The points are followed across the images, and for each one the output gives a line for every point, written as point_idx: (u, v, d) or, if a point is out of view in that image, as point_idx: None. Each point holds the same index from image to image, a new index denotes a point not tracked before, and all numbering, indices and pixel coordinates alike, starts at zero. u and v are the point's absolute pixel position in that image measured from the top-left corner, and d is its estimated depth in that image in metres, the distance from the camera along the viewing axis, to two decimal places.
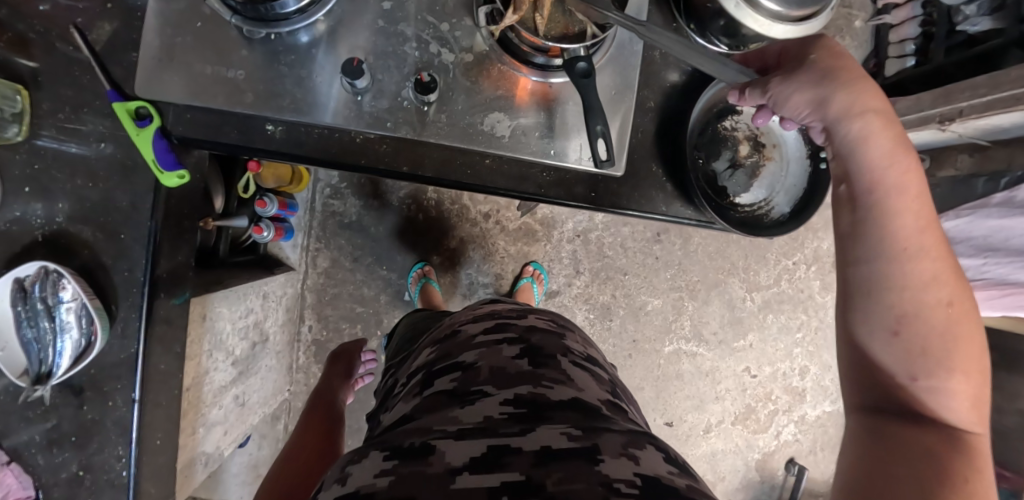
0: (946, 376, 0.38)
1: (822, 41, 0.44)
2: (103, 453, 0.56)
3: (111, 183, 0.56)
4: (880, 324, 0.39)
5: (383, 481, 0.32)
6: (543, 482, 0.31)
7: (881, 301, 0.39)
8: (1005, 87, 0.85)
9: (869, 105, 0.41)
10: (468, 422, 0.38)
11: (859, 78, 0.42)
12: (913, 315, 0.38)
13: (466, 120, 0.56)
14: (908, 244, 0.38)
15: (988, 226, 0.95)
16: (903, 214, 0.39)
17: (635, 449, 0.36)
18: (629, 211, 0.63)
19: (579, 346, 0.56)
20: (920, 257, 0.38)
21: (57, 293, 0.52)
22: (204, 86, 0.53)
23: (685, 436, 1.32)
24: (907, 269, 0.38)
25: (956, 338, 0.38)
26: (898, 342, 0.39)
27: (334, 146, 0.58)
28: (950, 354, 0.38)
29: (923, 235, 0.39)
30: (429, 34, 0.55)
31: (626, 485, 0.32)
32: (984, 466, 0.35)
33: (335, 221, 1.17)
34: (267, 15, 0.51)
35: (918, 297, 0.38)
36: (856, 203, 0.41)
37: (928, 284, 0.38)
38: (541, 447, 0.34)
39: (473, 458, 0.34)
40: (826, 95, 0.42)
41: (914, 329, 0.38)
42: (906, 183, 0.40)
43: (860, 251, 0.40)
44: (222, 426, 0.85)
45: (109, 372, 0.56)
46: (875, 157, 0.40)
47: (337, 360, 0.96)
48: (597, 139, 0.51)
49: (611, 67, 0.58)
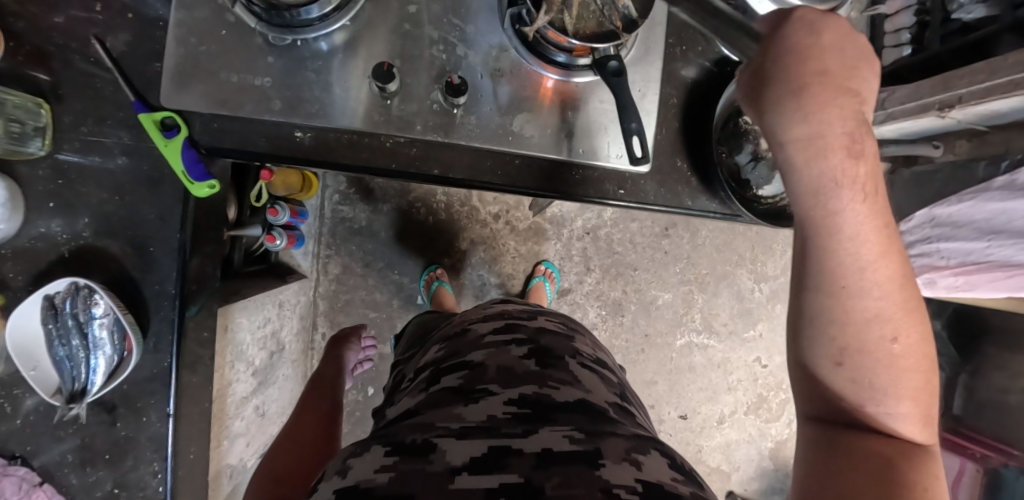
0: (894, 402, 0.38)
1: (790, 10, 0.34)
2: (138, 470, 0.55)
3: (137, 196, 0.55)
4: (823, 355, 0.38)
5: (383, 477, 0.33)
6: (542, 485, 0.32)
7: (828, 334, 0.38)
8: (1002, 73, 0.87)
9: (791, 109, 0.34)
10: (471, 420, 0.39)
11: (800, 69, 0.34)
12: (860, 351, 0.37)
13: (495, 122, 0.56)
14: (846, 282, 0.36)
15: (990, 210, 0.97)
16: (853, 247, 0.36)
17: (637, 455, 0.37)
18: (657, 207, 0.63)
19: (588, 349, 0.57)
20: (865, 294, 0.36)
21: (88, 309, 0.52)
22: (230, 95, 0.53)
23: (699, 428, 1.33)
24: (845, 306, 0.37)
25: (902, 368, 0.38)
26: (840, 372, 0.38)
27: (364, 150, 0.58)
28: (898, 381, 0.38)
29: (872, 271, 0.36)
30: (454, 36, 0.55)
31: (627, 491, 0.32)
32: (936, 472, 0.35)
33: (344, 227, 1.16)
34: (292, 21, 0.51)
35: (864, 333, 0.37)
36: (804, 235, 0.37)
37: (871, 321, 0.37)
38: (543, 450, 0.35)
39: (473, 458, 0.34)
40: (763, 100, 0.36)
41: (870, 364, 0.37)
42: (858, 219, 0.35)
43: (807, 280, 0.38)
44: (244, 438, 0.85)
45: (142, 387, 0.55)
46: (805, 185, 0.36)
47: (337, 344, 0.95)
48: (631, 136, 0.50)
49: (636, 64, 0.58)
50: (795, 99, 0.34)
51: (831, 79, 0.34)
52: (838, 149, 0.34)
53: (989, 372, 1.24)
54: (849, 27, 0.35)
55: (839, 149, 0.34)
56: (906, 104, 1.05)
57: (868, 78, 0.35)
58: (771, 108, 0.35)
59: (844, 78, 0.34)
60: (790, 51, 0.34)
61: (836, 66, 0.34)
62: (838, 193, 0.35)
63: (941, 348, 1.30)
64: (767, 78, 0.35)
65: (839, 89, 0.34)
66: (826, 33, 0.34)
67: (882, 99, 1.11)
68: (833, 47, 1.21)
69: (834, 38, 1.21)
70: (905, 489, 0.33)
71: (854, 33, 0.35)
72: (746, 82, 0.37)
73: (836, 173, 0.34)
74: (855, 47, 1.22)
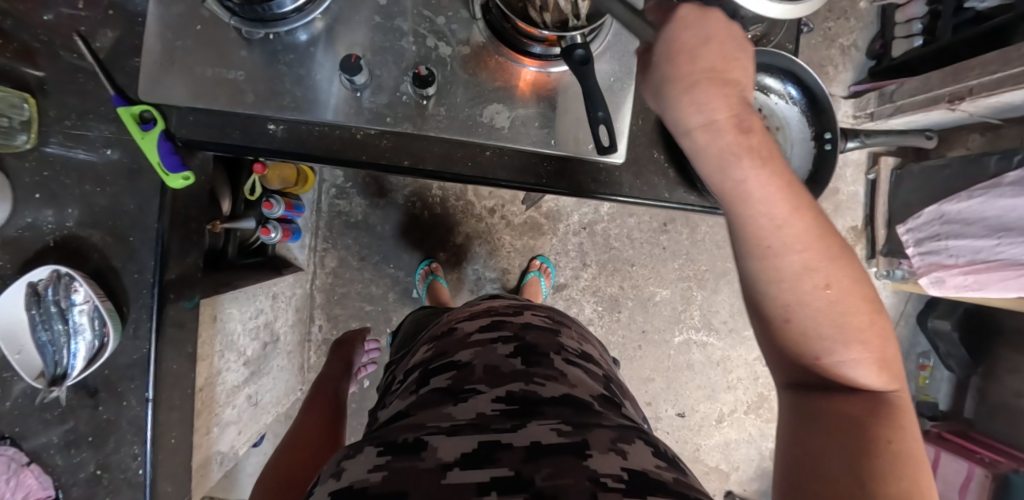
0: (846, 348, 0.39)
1: (675, 12, 0.43)
2: (119, 452, 0.57)
3: (118, 187, 0.57)
4: (771, 317, 0.41)
5: (376, 476, 0.33)
6: (532, 477, 0.32)
7: (770, 295, 0.41)
8: (1014, 64, 0.86)
9: (684, 103, 0.43)
10: (461, 418, 0.39)
11: (684, 67, 0.43)
12: (801, 303, 0.39)
13: (466, 113, 0.56)
14: (768, 241, 0.40)
15: (1001, 206, 0.97)
16: (755, 213, 0.41)
17: (623, 444, 0.37)
18: (632, 199, 0.62)
19: (573, 343, 0.56)
20: (788, 250, 0.40)
21: (69, 296, 0.53)
22: (207, 87, 0.54)
23: (697, 426, 1.32)
24: (774, 264, 0.40)
25: (844, 314, 0.39)
26: (790, 328, 0.40)
27: (336, 142, 0.58)
28: (841, 329, 0.39)
29: (787, 227, 0.40)
30: (425, 28, 0.55)
31: (613, 479, 0.33)
32: (898, 420, 0.36)
33: (341, 221, 1.18)
34: (264, 16, 0.52)
35: (798, 285, 0.40)
36: (725, 205, 0.44)
37: (805, 272, 0.40)
38: (531, 443, 0.35)
39: (464, 454, 0.35)
40: (665, 101, 0.45)
41: (806, 315, 0.39)
42: (762, 180, 0.41)
43: (738, 251, 0.43)
44: (235, 426, 0.86)
45: (123, 373, 0.56)
46: (712, 162, 0.43)
47: (342, 346, 0.94)
48: (599, 125, 0.50)
49: (610, 55, 0.57)
50: (677, 99, 0.43)
51: (728, 73, 0.42)
52: (720, 125, 0.42)
53: (1002, 374, 1.22)
54: (726, 24, 0.43)
55: (730, 128, 0.42)
56: (916, 97, 1.04)
57: (726, 57, 0.42)
58: (669, 103, 0.44)
59: (723, 70, 0.42)
60: (671, 59, 0.43)
61: (717, 60, 0.42)
62: (740, 164, 0.41)
63: (951, 349, 1.29)
64: (662, 78, 0.44)
65: (720, 80, 0.42)
66: (709, 36, 0.42)
67: (890, 92, 1.11)
68: (840, 38, 1.23)
69: (842, 29, 1.23)
70: (862, 451, 0.34)
71: (730, 28, 0.43)
72: (648, 83, 0.46)
73: (733, 148, 0.41)
74: (863, 39, 1.24)
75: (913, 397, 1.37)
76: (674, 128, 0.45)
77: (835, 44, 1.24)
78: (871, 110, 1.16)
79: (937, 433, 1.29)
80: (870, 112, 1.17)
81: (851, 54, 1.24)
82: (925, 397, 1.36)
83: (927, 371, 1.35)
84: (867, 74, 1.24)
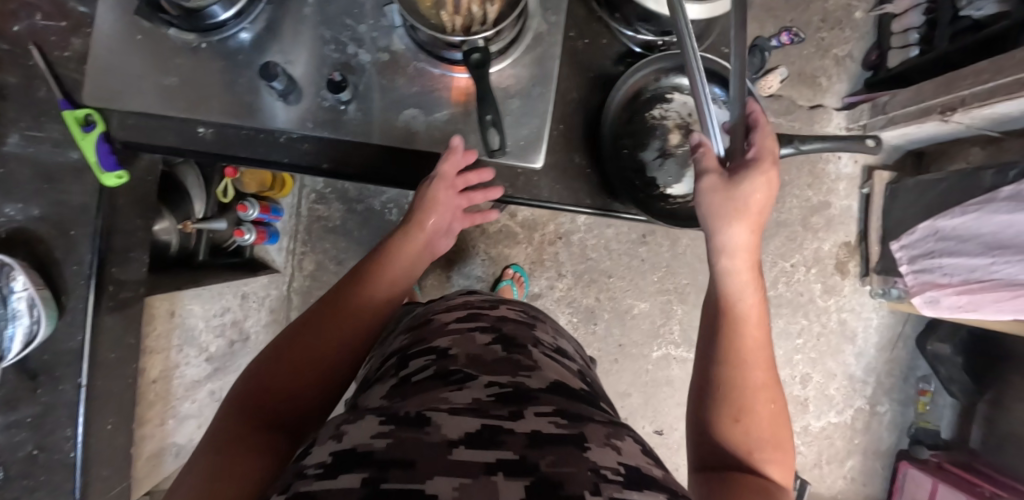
0: (771, 451, 0.46)
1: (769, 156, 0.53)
2: (55, 434, 0.60)
3: (63, 184, 0.60)
4: (726, 410, 0.47)
5: (381, 442, 0.28)
6: (536, 462, 0.27)
7: (729, 391, 0.48)
8: (1008, 72, 0.84)
9: (725, 217, 0.52)
10: (458, 401, 0.33)
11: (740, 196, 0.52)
12: (752, 403, 0.47)
13: (381, 117, 0.57)
14: (748, 343, 0.50)
15: (997, 223, 0.90)
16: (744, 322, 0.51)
17: (616, 439, 0.33)
18: (552, 204, 0.62)
19: (548, 338, 0.54)
20: (756, 360, 0.49)
21: (10, 283, 0.55)
22: (140, 93, 0.58)
23: (676, 445, 1.28)
24: (743, 362, 0.49)
25: (773, 426, 0.47)
26: (734, 423, 0.47)
27: (259, 144, 0.60)
28: (770, 435, 0.46)
29: (760, 343, 0.50)
30: (346, 36, 0.58)
31: (613, 472, 0.28)
32: None
33: (319, 225, 1.21)
34: (201, 25, 0.56)
35: (756, 386, 0.48)
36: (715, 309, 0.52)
37: (761, 381, 0.48)
38: (534, 429, 0.30)
39: (469, 434, 0.29)
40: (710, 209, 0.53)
41: (749, 413, 0.47)
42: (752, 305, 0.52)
43: (713, 347, 0.51)
44: (195, 420, 0.89)
45: (61, 358, 0.60)
46: (733, 272, 0.52)
47: None
48: (490, 128, 0.52)
49: (532, 59, 0.58)
50: (726, 211, 0.52)
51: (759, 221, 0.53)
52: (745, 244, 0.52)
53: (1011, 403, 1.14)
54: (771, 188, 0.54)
55: (750, 259, 0.53)
56: (908, 108, 1.04)
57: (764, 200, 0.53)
58: (712, 210, 0.52)
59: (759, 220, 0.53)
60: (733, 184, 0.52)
61: (761, 207, 0.53)
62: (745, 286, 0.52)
63: (952, 374, 1.23)
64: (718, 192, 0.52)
65: (756, 223, 0.53)
66: (770, 186, 0.53)
67: (883, 103, 1.10)
68: (834, 48, 1.18)
69: (836, 40, 1.19)
70: None
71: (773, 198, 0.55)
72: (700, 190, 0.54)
73: (745, 272, 0.52)
74: (859, 49, 1.19)
75: (913, 423, 1.29)
76: (710, 235, 0.53)
77: (829, 54, 1.19)
78: (864, 122, 1.15)
79: (937, 462, 1.23)
80: (863, 123, 1.16)
81: (846, 64, 1.19)
82: (926, 424, 1.28)
83: (928, 396, 1.27)
84: (864, 85, 1.19)
